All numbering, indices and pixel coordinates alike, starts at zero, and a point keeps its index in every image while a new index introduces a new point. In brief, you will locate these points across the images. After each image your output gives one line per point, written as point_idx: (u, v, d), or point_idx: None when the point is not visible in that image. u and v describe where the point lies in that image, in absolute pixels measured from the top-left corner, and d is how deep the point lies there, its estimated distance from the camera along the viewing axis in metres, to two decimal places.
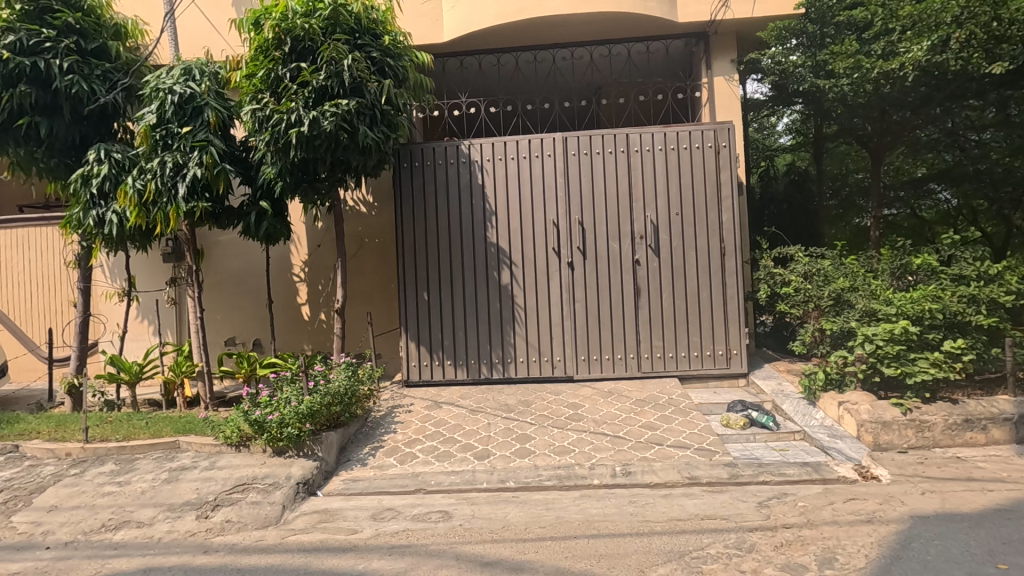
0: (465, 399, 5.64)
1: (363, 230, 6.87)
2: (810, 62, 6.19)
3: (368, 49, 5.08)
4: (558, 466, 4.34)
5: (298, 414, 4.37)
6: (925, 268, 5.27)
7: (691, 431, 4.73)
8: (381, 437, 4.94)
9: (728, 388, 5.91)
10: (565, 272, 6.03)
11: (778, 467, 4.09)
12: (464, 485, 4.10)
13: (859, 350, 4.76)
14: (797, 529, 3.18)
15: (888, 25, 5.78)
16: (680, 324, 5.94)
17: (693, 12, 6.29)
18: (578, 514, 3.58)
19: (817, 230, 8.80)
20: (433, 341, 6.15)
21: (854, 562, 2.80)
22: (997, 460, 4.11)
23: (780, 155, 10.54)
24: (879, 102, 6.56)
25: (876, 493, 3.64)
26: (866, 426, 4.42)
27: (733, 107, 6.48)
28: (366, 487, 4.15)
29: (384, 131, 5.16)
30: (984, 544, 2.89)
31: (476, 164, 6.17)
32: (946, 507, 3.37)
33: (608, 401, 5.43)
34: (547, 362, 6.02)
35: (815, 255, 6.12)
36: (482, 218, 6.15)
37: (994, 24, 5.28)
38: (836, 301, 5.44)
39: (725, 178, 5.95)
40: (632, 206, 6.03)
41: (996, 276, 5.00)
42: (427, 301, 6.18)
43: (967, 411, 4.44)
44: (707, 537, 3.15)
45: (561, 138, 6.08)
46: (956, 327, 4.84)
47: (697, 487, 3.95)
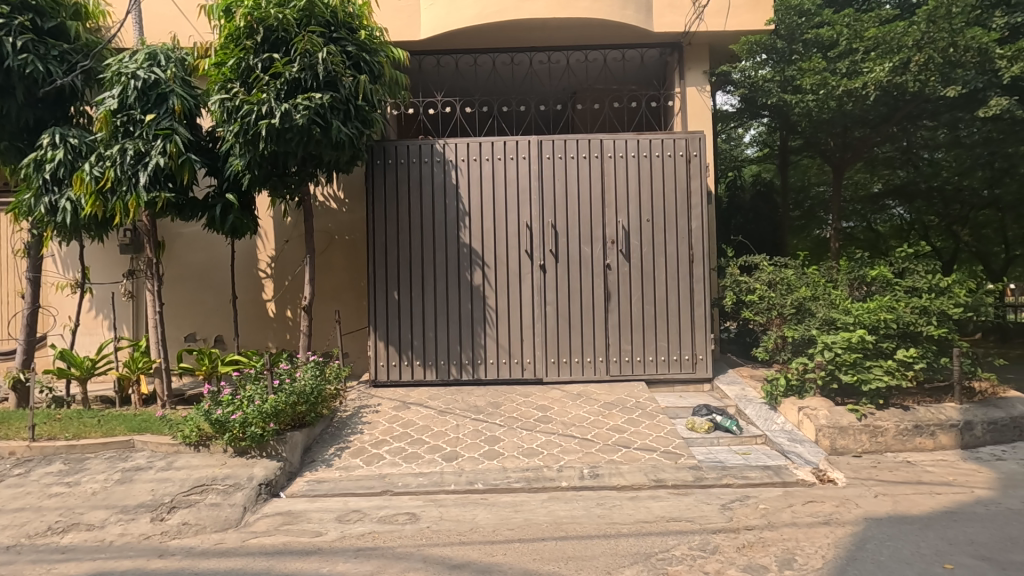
0: (434, 400, 5.59)
1: (333, 227, 6.75)
2: (778, 77, 6.39)
3: (344, 43, 5.00)
4: (526, 468, 4.35)
5: (261, 413, 4.25)
6: (881, 280, 5.50)
7: (657, 435, 4.81)
8: (347, 438, 4.85)
9: (694, 393, 6.01)
10: (537, 275, 6.06)
11: (741, 470, 4.20)
12: (432, 487, 4.06)
13: (819, 357, 4.92)
14: (758, 531, 3.26)
15: (852, 46, 6.13)
16: (649, 328, 6.03)
17: (667, 23, 6.36)
18: (546, 516, 3.59)
19: (781, 240, 9.08)
20: (402, 341, 6.08)
21: (811, 563, 2.88)
22: (944, 465, 4.32)
23: (747, 166, 10.88)
24: (842, 120, 6.82)
25: (833, 495, 3.77)
26: (823, 431, 4.58)
27: (704, 117, 6.62)
28: (331, 488, 4.07)
29: (359, 127, 5.07)
30: (933, 545, 3.01)
31: (451, 163, 6.14)
32: (898, 509, 3.51)
33: (576, 403, 5.47)
34: (517, 364, 6.03)
35: (780, 263, 6.31)
36: (455, 218, 6.12)
37: (951, 50, 5.59)
38: (798, 310, 5.60)
39: (695, 186, 6.09)
40: (605, 211, 6.09)
41: (947, 288, 5.23)
42: (398, 300, 6.10)
43: (917, 417, 4.65)
44: (673, 539, 3.20)
45: (536, 141, 6.12)
46: (908, 336, 5.06)
47: (663, 489, 4.02)
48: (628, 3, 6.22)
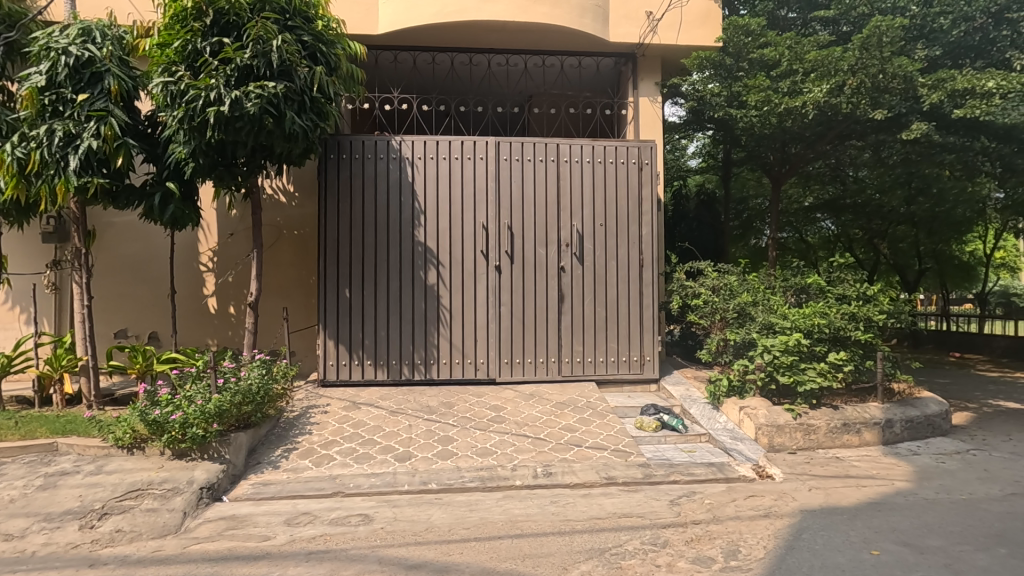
0: (386, 400, 5.50)
1: (282, 221, 6.52)
2: (725, 92, 6.66)
3: (300, 32, 4.84)
4: (480, 467, 4.35)
5: (204, 413, 4.04)
6: (815, 288, 5.87)
7: (607, 433, 4.93)
8: (294, 439, 4.70)
9: (641, 392, 6.20)
10: (492, 275, 6.07)
11: (687, 467, 4.37)
12: (386, 487, 3.99)
13: (759, 359, 5.19)
14: (705, 525, 3.41)
15: (793, 66, 6.37)
16: (600, 329, 6.17)
17: (623, 34, 6.58)
18: (501, 515, 3.60)
19: (723, 248, 9.51)
20: (354, 340, 5.94)
21: (754, 553, 3.04)
22: (868, 459, 4.66)
23: (691, 176, 11.37)
24: (781, 136, 7.20)
25: (771, 490, 4.00)
26: (763, 429, 4.85)
27: (654, 127, 6.87)
28: (278, 491, 3.93)
29: (314, 119, 4.93)
30: (861, 534, 3.24)
31: (407, 160, 6.07)
32: (829, 502, 3.75)
33: (528, 403, 5.52)
34: (470, 364, 6.02)
35: (723, 270, 6.59)
36: (410, 216, 6.05)
37: (880, 76, 5.99)
38: (740, 314, 5.89)
39: (647, 194, 6.30)
40: (559, 214, 6.19)
41: (873, 297, 5.63)
42: (349, 298, 5.96)
43: (845, 416, 4.98)
44: (625, 534, 3.30)
45: (493, 142, 6.14)
46: (838, 341, 5.43)
47: (613, 486, 4.12)
48: (586, 11, 6.36)
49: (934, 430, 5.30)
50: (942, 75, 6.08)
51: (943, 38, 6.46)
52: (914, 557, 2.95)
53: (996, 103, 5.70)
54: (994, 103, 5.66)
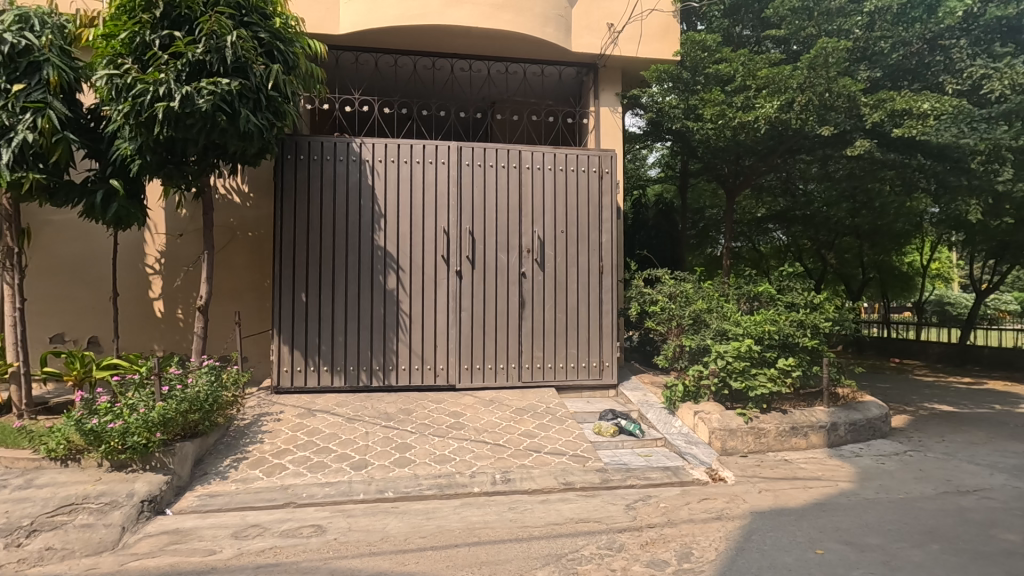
0: (342, 406, 5.38)
1: (235, 222, 6.31)
2: (682, 104, 6.82)
3: (256, 28, 4.69)
4: (438, 474, 4.30)
5: (147, 422, 3.84)
6: (765, 296, 6.08)
7: (566, 439, 4.96)
8: (245, 448, 4.54)
9: (600, 398, 6.27)
10: (453, 280, 6.04)
11: (644, 472, 4.44)
12: (340, 497, 3.90)
13: (713, 364, 5.36)
14: (660, 528, 3.47)
15: (746, 82, 6.54)
16: (560, 336, 6.22)
17: (585, 44, 6.67)
18: (459, 523, 3.57)
19: (680, 256, 9.73)
20: (309, 345, 5.79)
21: (706, 555, 3.10)
22: (815, 461, 4.84)
23: (650, 185, 11.62)
24: (735, 148, 7.44)
25: (724, 492, 4.10)
26: (716, 433, 4.97)
27: (615, 136, 6.97)
28: (226, 503, 3.78)
29: (270, 118, 4.78)
30: (807, 534, 3.35)
31: (367, 163, 5.97)
32: (778, 503, 3.88)
33: (488, 409, 5.50)
34: (429, 370, 5.96)
35: (680, 277, 6.74)
36: (370, 219, 5.95)
37: (827, 94, 6.21)
38: (695, 321, 6.04)
39: (607, 202, 6.41)
40: (521, 220, 6.21)
41: (820, 305, 5.87)
42: (305, 302, 5.81)
43: (794, 420, 5.17)
44: (582, 539, 3.32)
45: (455, 147, 6.12)
46: (788, 347, 5.63)
47: (572, 491, 4.15)
48: (548, 21, 6.42)
49: (875, 432, 5.56)
50: (882, 96, 6.34)
51: (884, 61, 6.81)
52: (855, 555, 3.07)
53: (930, 124, 6.01)
54: (929, 123, 5.95)
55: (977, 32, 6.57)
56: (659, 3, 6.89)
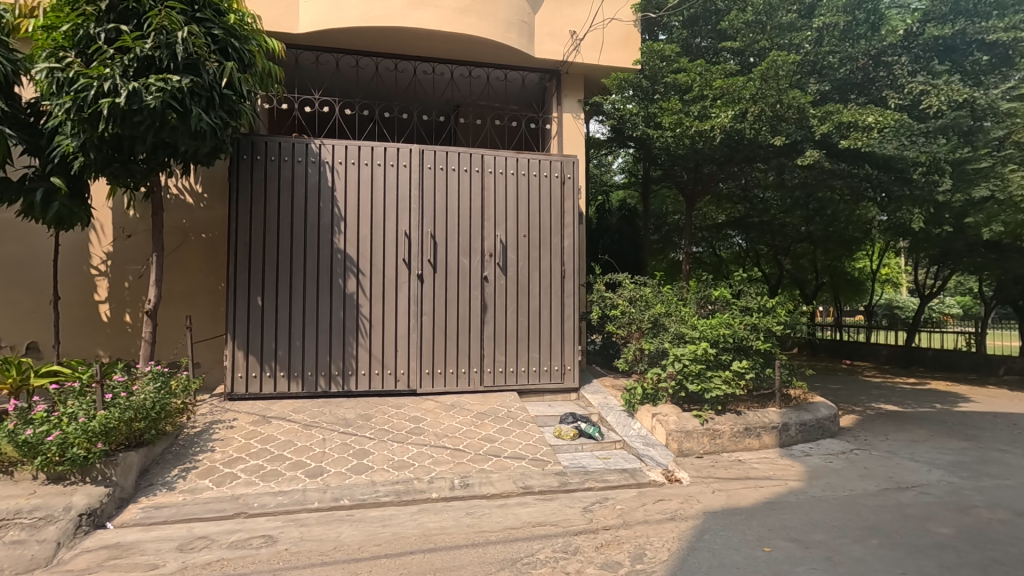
0: (299, 413, 5.26)
1: (188, 223, 6.11)
2: (642, 112, 6.94)
3: (209, 25, 4.55)
4: (396, 481, 4.25)
5: (87, 431, 3.65)
6: (721, 300, 6.22)
7: (526, 443, 4.97)
8: (194, 457, 4.39)
9: (562, 401, 6.31)
10: (414, 284, 5.99)
11: (602, 474, 4.50)
12: (294, 506, 3.81)
13: (670, 367, 5.46)
14: (615, 530, 3.51)
15: (703, 92, 6.63)
16: (522, 340, 6.24)
17: (547, 51, 6.74)
18: (415, 529, 3.53)
19: (642, 261, 9.88)
20: (265, 351, 5.65)
21: (659, 555, 3.15)
22: (767, 461, 4.99)
23: (615, 191, 11.79)
24: (695, 156, 7.62)
25: (679, 493, 4.18)
26: (672, 435, 5.08)
27: (578, 142, 7.06)
28: (171, 515, 3.64)
29: (224, 117, 4.64)
30: (755, 532, 3.45)
31: (327, 165, 5.88)
32: (730, 503, 3.98)
33: (449, 414, 5.47)
34: (389, 375, 5.89)
35: (640, 282, 6.84)
36: (329, 222, 5.85)
37: (778, 105, 6.37)
38: (654, 324, 6.16)
39: (569, 207, 6.48)
40: (483, 224, 6.22)
41: (772, 309, 6.07)
42: (261, 306, 5.66)
43: (747, 421, 5.31)
44: (538, 543, 3.33)
45: (418, 150, 6.08)
46: (742, 350, 5.80)
47: (530, 495, 4.16)
48: (511, 26, 6.46)
49: (824, 432, 5.77)
50: (829, 108, 6.52)
51: (832, 75, 7.08)
52: (800, 551, 3.17)
53: (873, 137, 6.24)
54: (873, 136, 6.18)
55: (916, 50, 7.13)
56: (619, 12, 7.01)
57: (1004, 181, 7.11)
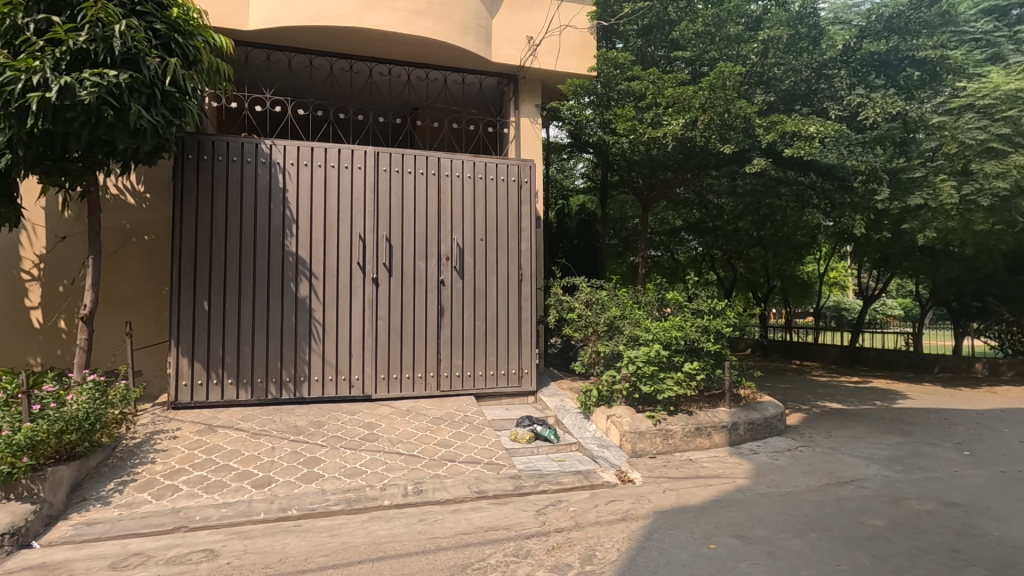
0: (247, 421, 5.10)
1: (129, 224, 5.85)
2: (598, 118, 7.00)
3: (150, 19, 4.37)
4: (347, 489, 4.17)
5: (11, 445, 3.43)
6: (675, 303, 6.33)
7: (482, 447, 4.96)
8: (132, 470, 4.19)
9: (519, 405, 6.33)
10: (369, 288, 5.90)
11: (556, 476, 4.53)
12: (238, 518, 3.68)
13: (625, 369, 5.55)
14: (566, 532, 3.53)
15: (656, 100, 6.75)
16: (479, 344, 6.22)
17: (504, 56, 6.78)
18: (364, 538, 3.47)
19: (601, 265, 10.00)
20: (211, 357, 5.45)
21: (608, 556, 3.19)
22: (716, 460, 5.13)
23: (575, 195, 11.92)
24: (650, 162, 7.77)
25: (631, 494, 4.25)
26: (626, 436, 5.16)
27: (535, 146, 7.11)
28: (104, 532, 3.47)
29: (166, 115, 4.45)
30: (702, 530, 3.53)
31: (278, 166, 5.73)
32: (679, 502, 4.07)
33: (404, 419, 5.40)
34: (343, 381, 5.77)
35: (597, 286, 6.90)
36: (280, 224, 5.70)
37: (726, 114, 6.55)
38: (610, 327, 6.26)
39: (526, 211, 6.51)
40: (440, 228, 6.18)
41: (722, 311, 6.24)
42: (208, 311, 5.46)
43: (698, 421, 5.45)
44: (489, 547, 3.32)
45: (373, 152, 5.99)
46: (693, 351, 5.95)
47: (484, 500, 4.15)
48: (468, 30, 6.45)
49: (771, 430, 5.97)
50: (774, 118, 6.74)
51: (778, 86, 7.34)
52: (744, 547, 3.27)
53: (815, 146, 6.50)
54: (815, 145, 6.44)
55: (854, 64, 7.48)
56: (574, 19, 7.12)
57: (936, 189, 7.60)
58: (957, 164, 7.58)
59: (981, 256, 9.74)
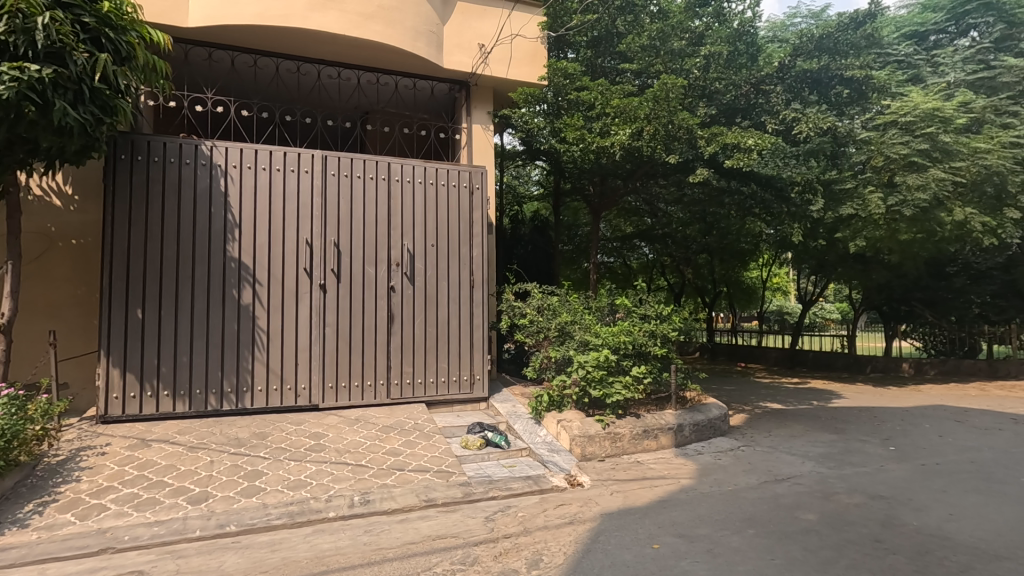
0: (184, 434, 4.88)
1: (54, 227, 5.50)
2: (549, 126, 7.10)
3: (78, 11, 4.12)
4: (289, 501, 4.04)
5: None
6: (624, 308, 6.46)
7: (432, 455, 4.91)
8: (54, 489, 3.93)
9: (471, 411, 6.32)
10: (316, 294, 5.76)
11: (506, 482, 4.53)
12: (172, 536, 3.51)
13: (575, 374, 5.63)
14: (515, 538, 3.54)
15: (603, 110, 6.89)
16: (430, 350, 6.17)
17: (455, 62, 6.79)
18: (307, 552, 3.37)
19: (554, 271, 10.09)
20: (146, 368, 5.18)
21: (554, 560, 3.22)
22: (662, 461, 5.26)
23: (530, 202, 12.03)
24: (600, 170, 7.94)
25: (579, 497, 4.30)
26: (576, 440, 5.24)
27: (486, 152, 7.14)
28: (20, 557, 3.23)
29: (96, 113, 4.21)
30: (647, 530, 3.61)
31: (219, 168, 5.52)
32: (626, 503, 4.14)
33: (353, 429, 5.29)
34: (289, 390, 5.61)
35: (549, 292, 6.99)
36: (222, 229, 5.50)
37: (670, 126, 6.74)
38: (561, 332, 6.29)
39: (477, 217, 6.52)
40: (390, 233, 6.11)
41: (670, 316, 6.42)
42: (142, 319, 5.20)
43: (646, 424, 5.58)
44: (436, 556, 3.29)
45: (320, 155, 5.86)
46: (641, 355, 6.08)
47: (432, 508, 4.10)
48: (419, 36, 6.43)
49: (715, 431, 6.17)
50: (715, 130, 6.98)
51: (720, 99, 7.65)
52: (685, 546, 3.36)
53: (754, 157, 6.79)
54: (753, 157, 6.72)
55: (790, 80, 7.90)
56: (524, 29, 7.22)
57: (865, 200, 8.11)
58: (883, 176, 8.12)
59: (907, 263, 10.42)
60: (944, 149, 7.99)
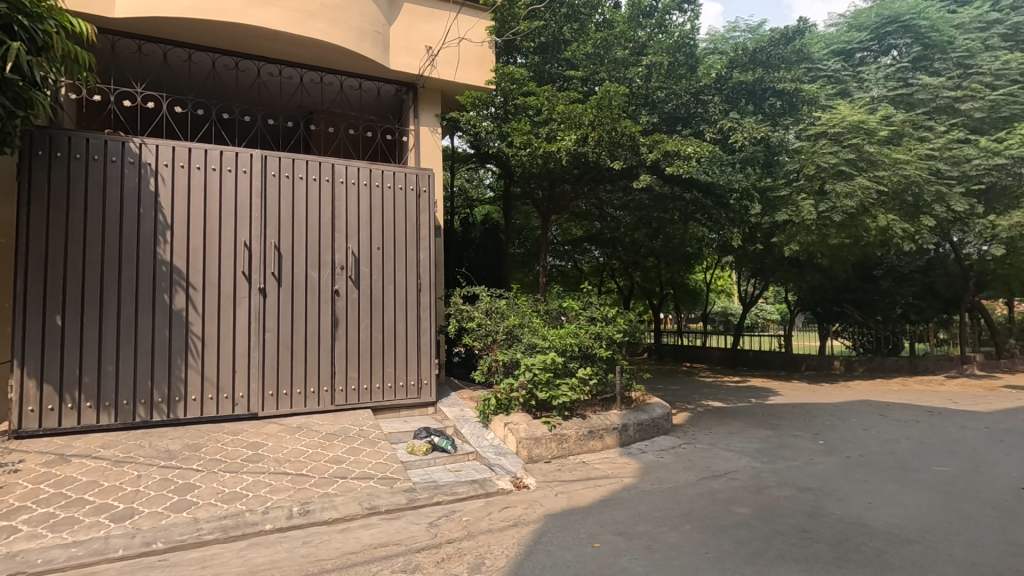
0: (109, 448, 4.60)
1: None
2: (496, 130, 7.12)
3: None
4: (223, 515, 3.87)
5: None
6: (571, 311, 6.55)
7: (376, 462, 4.82)
8: None
9: (418, 416, 6.25)
10: (255, 299, 5.56)
11: (452, 487, 4.51)
12: (91, 557, 3.30)
13: (522, 377, 5.66)
14: (457, 542, 3.52)
15: (550, 115, 6.96)
16: (376, 355, 6.07)
17: (402, 64, 6.72)
18: (240, 567, 3.24)
19: (504, 275, 10.10)
20: (66, 377, 4.87)
21: (497, 563, 3.22)
22: (606, 461, 5.36)
23: (481, 206, 12.03)
24: (548, 175, 8.02)
25: (524, 499, 4.32)
26: (522, 442, 5.28)
27: (434, 154, 7.11)
28: None
29: (8, 106, 3.94)
30: (588, 530, 3.68)
31: (149, 167, 5.25)
32: (569, 504, 4.19)
33: (294, 437, 5.13)
34: (226, 399, 5.39)
35: (497, 295, 7.01)
36: (152, 230, 5.23)
37: (613, 133, 6.87)
38: (509, 335, 6.31)
39: (424, 220, 6.47)
40: (334, 236, 5.98)
41: (615, 318, 6.56)
42: (62, 327, 4.87)
43: (591, 424, 5.67)
44: (376, 565, 3.23)
45: (259, 155, 5.67)
46: (588, 357, 6.17)
47: (375, 516, 4.03)
48: (364, 36, 6.33)
49: (659, 429, 6.33)
50: (656, 138, 7.17)
51: (661, 107, 7.87)
52: (625, 543, 3.44)
53: (693, 165, 6.99)
54: (693, 164, 6.94)
55: (727, 91, 8.18)
56: (470, 32, 7.25)
57: (798, 207, 8.55)
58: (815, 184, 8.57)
59: (836, 267, 11.03)
60: (868, 160, 8.51)
